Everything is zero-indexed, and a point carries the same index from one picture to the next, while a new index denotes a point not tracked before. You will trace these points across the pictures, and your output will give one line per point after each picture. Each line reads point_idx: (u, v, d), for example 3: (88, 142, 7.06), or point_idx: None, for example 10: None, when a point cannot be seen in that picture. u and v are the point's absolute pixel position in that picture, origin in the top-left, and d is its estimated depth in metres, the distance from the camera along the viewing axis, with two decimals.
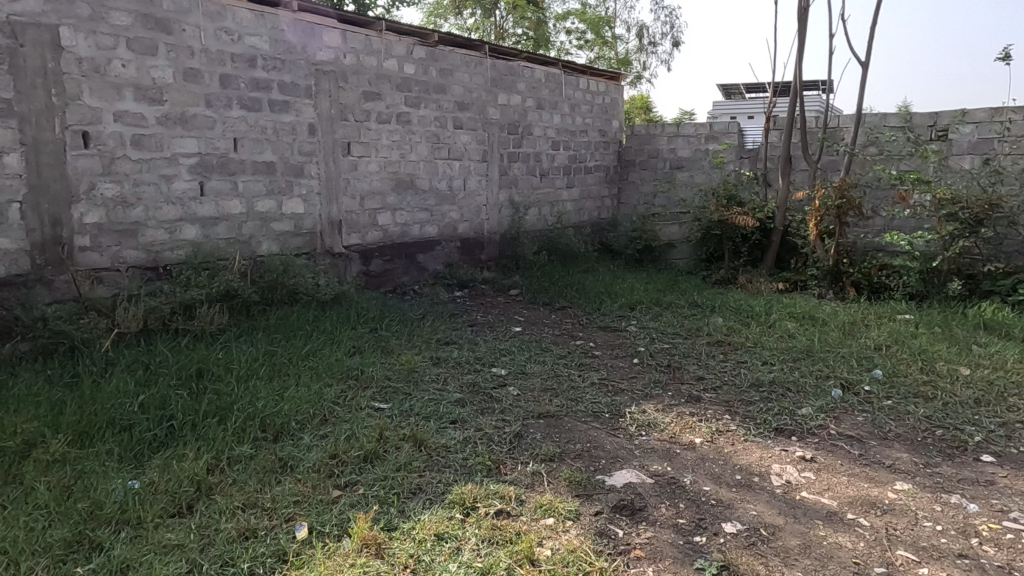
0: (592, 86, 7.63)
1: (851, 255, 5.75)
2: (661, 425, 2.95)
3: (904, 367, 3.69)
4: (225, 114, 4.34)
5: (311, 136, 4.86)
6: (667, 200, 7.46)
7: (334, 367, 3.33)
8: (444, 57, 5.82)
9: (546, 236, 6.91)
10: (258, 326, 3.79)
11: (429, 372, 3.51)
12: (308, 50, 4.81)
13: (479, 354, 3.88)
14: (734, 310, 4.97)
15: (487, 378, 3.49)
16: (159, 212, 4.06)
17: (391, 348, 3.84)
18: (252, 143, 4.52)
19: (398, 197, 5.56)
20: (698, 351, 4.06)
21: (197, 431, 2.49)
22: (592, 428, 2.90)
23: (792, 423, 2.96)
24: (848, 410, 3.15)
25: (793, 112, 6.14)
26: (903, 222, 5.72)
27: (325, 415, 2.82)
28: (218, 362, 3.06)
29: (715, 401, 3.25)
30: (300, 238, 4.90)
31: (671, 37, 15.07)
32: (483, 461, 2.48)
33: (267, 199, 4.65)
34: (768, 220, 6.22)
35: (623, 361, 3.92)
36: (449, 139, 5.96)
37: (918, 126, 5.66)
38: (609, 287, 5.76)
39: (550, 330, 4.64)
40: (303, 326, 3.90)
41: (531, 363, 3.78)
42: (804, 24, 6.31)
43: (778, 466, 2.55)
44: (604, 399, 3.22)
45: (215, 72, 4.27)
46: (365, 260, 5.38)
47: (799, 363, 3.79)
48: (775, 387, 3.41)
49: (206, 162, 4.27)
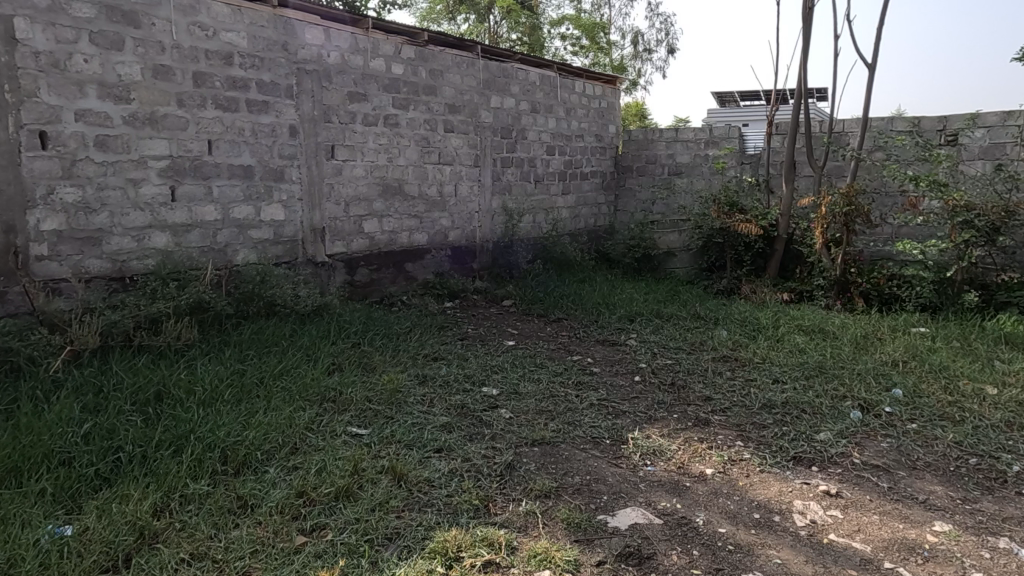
0: (589, 90, 7.39)
1: (859, 264, 5.51)
2: (668, 453, 2.68)
3: (926, 385, 3.43)
4: (198, 114, 4.07)
5: (292, 138, 4.60)
6: (665, 207, 7.22)
7: (311, 387, 3.06)
8: (434, 57, 5.57)
9: (541, 244, 6.65)
10: (230, 342, 3.52)
11: (414, 392, 3.23)
12: (290, 47, 4.54)
13: (469, 372, 3.61)
14: (739, 322, 4.71)
15: (477, 399, 3.21)
16: (125, 218, 3.78)
17: (374, 365, 3.56)
18: (228, 146, 4.25)
19: (385, 203, 5.30)
20: (703, 367, 3.79)
21: (147, 465, 2.21)
22: (593, 457, 2.63)
23: (811, 450, 2.69)
24: (870, 435, 2.89)
25: (797, 115, 5.91)
26: (913, 229, 5.47)
27: (297, 445, 2.54)
28: (180, 383, 2.77)
29: (725, 425, 2.99)
30: (281, 246, 4.63)
31: (666, 44, 14.90)
32: (471, 499, 2.20)
33: (244, 205, 4.38)
34: (771, 227, 5.91)
35: (623, 379, 3.65)
36: (439, 143, 5.70)
37: (927, 131, 5.44)
38: (607, 297, 5.50)
39: (546, 344, 4.37)
40: (278, 341, 3.62)
41: (525, 382, 3.51)
42: (808, 26, 6.09)
43: (800, 503, 2.28)
44: (604, 423, 2.95)
45: (188, 70, 4.00)
46: (350, 269, 5.11)
47: (813, 382, 3.53)
48: (789, 409, 3.15)
49: (178, 165, 3.99)
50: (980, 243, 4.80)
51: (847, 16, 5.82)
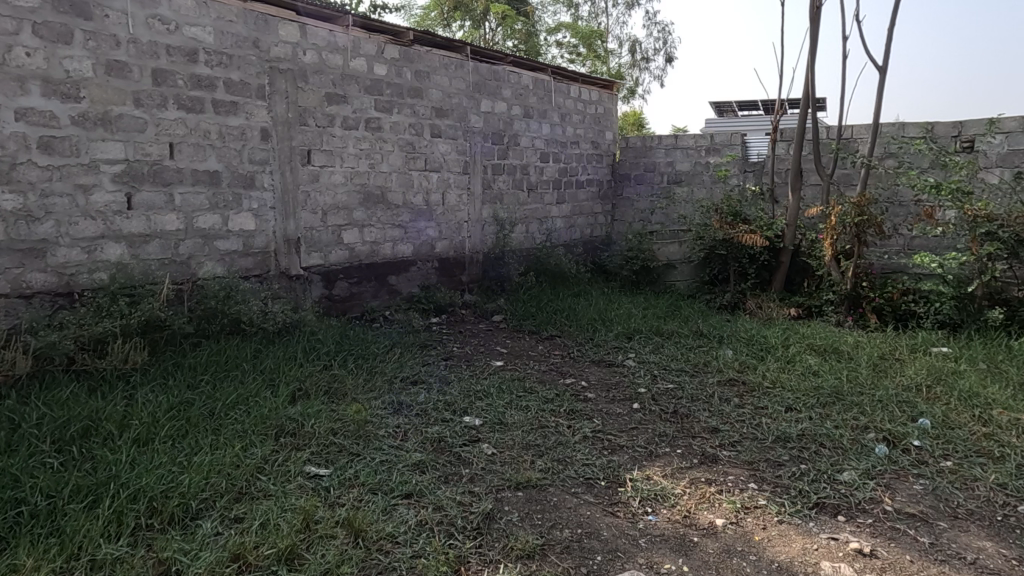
0: (585, 95, 7.09)
1: (871, 278, 5.19)
2: (672, 498, 2.33)
3: (956, 415, 3.08)
4: (158, 115, 3.74)
5: (263, 142, 4.28)
6: (664, 217, 6.90)
7: (267, 419, 2.72)
8: (420, 58, 5.26)
9: (534, 255, 6.32)
10: (184, 365, 3.18)
11: (386, 424, 2.89)
12: (261, 44, 4.23)
13: (450, 399, 3.26)
14: (745, 341, 4.37)
15: (457, 431, 2.86)
16: (74, 228, 3.45)
17: (344, 392, 3.22)
18: (192, 149, 3.91)
19: (367, 212, 4.96)
20: (708, 393, 3.45)
21: (54, 522, 1.86)
22: (586, 504, 2.28)
23: (835, 495, 2.35)
24: (901, 476, 2.54)
25: (803, 121, 5.61)
26: (928, 241, 5.15)
27: (242, 491, 2.20)
28: (112, 417, 2.43)
29: (736, 462, 2.65)
30: (251, 258, 4.29)
31: (664, 53, 14.65)
32: (439, 563, 1.85)
33: (210, 214, 4.04)
34: (777, 239, 5.57)
35: (621, 406, 3.31)
36: (425, 148, 5.37)
37: (941, 137, 5.17)
38: (603, 313, 5.16)
39: (536, 365, 4.03)
40: (238, 365, 3.28)
41: (511, 410, 3.16)
42: (815, 27, 5.79)
43: (828, 565, 1.93)
44: (598, 461, 2.61)
45: (146, 66, 3.67)
46: (328, 283, 4.77)
47: (830, 411, 3.19)
48: (806, 443, 2.81)
49: (134, 170, 3.66)
50: (1003, 257, 4.48)
51: (856, 16, 5.53)
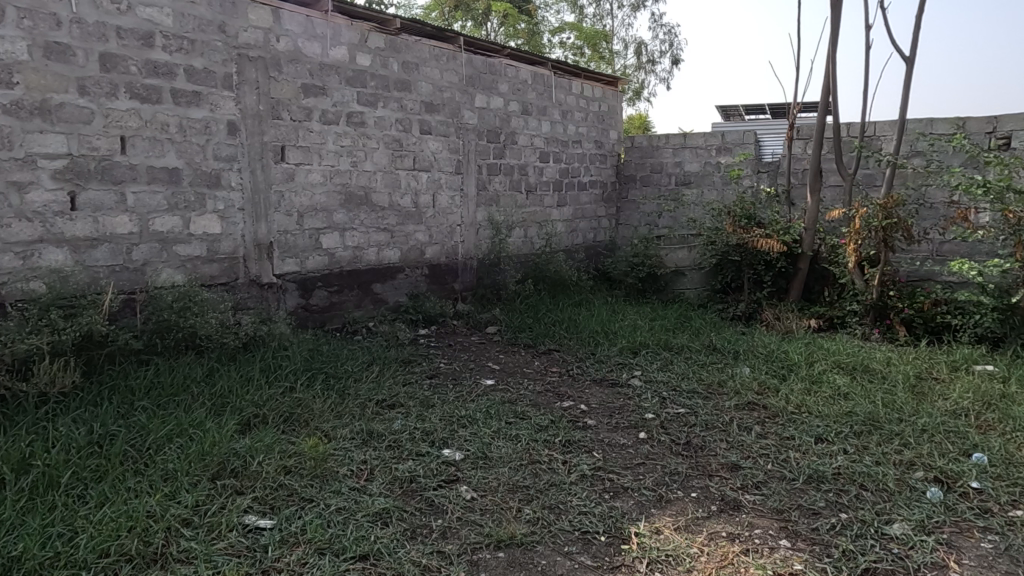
0: (587, 91, 6.67)
1: (899, 286, 4.75)
2: (687, 561, 1.91)
3: (1018, 449, 2.65)
4: (107, 105, 3.34)
5: (231, 137, 3.87)
6: (672, 221, 6.46)
7: (207, 456, 2.31)
8: (409, 48, 4.86)
9: (532, 261, 5.90)
10: (122, 389, 2.77)
11: (349, 460, 2.47)
12: (228, 29, 3.82)
13: (428, 427, 2.84)
14: (763, 358, 3.93)
15: (433, 468, 2.45)
16: (6, 231, 3.05)
17: (307, 420, 2.81)
18: (147, 144, 3.51)
19: (348, 215, 4.56)
20: (725, 420, 3.01)
21: None
22: (581, 571, 1.86)
23: (889, 559, 1.92)
24: (965, 530, 2.11)
25: (824, 116, 5.18)
26: (962, 246, 4.72)
27: (158, 553, 1.79)
28: (8, 459, 2.03)
29: (762, 510, 2.22)
30: (216, 264, 3.88)
31: (671, 54, 14.23)
32: None
33: (168, 216, 3.64)
34: (795, 244, 5.13)
35: (626, 436, 2.88)
36: (414, 146, 4.97)
37: (974, 134, 4.75)
38: (606, 324, 4.73)
39: (531, 384, 3.61)
40: (187, 388, 2.87)
41: (498, 441, 2.74)
42: (836, 16, 5.36)
43: None
44: (597, 509, 2.18)
45: (93, 50, 3.27)
46: (305, 292, 4.36)
47: (867, 443, 2.76)
48: (844, 486, 2.39)
49: (78, 166, 3.26)
50: None
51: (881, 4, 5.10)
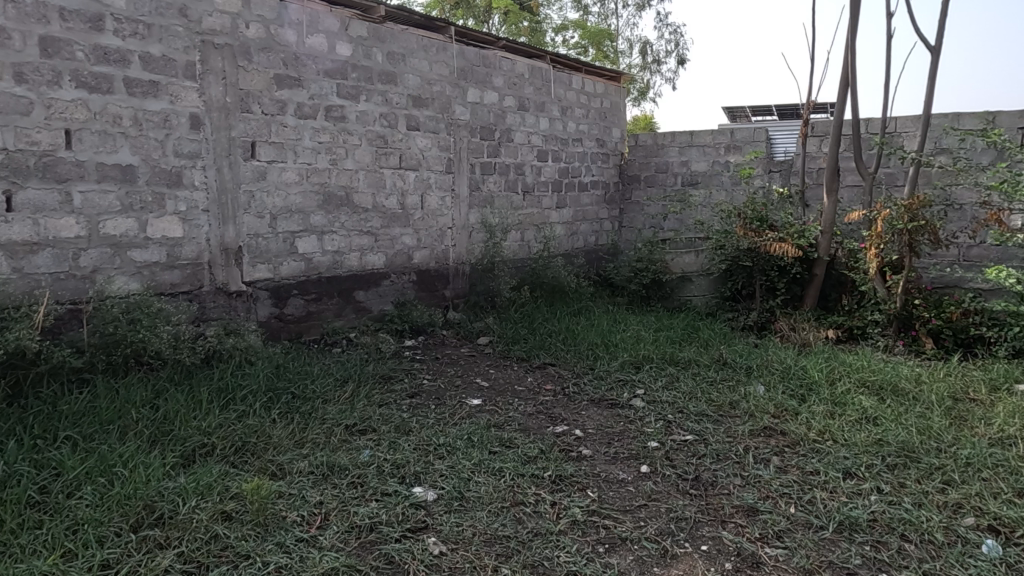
0: (588, 86, 6.32)
1: (925, 293, 4.37)
2: None
3: None
4: (50, 93, 3.01)
5: (194, 131, 3.52)
6: (678, 223, 6.10)
7: (130, 500, 1.97)
8: (394, 38, 4.51)
9: (528, 266, 5.53)
10: (49, 417, 2.44)
11: (301, 502, 2.12)
12: (190, 13, 3.48)
13: (398, 459, 2.47)
14: (780, 375, 3.56)
15: (397, 513, 2.08)
16: None
17: (260, 452, 2.45)
18: (97, 138, 3.17)
19: (327, 217, 4.21)
20: (740, 450, 2.65)
21: None
22: None
23: None
24: None
25: (842, 111, 4.80)
26: (993, 250, 4.34)
27: None
28: None
29: (786, 570, 1.86)
30: (177, 271, 3.54)
31: (677, 54, 13.85)
32: None
33: (122, 218, 3.30)
34: (810, 248, 4.75)
35: (626, 469, 2.52)
36: (400, 143, 4.62)
37: (1006, 129, 4.37)
38: (606, 335, 4.37)
39: (521, 405, 3.24)
40: (125, 411, 2.53)
41: (478, 476, 2.37)
42: (855, 3, 4.99)
43: None
44: (590, 569, 1.82)
45: (32, 33, 2.94)
46: (279, 301, 4.01)
47: (904, 479, 2.38)
48: (884, 537, 2.02)
49: (16, 162, 2.93)
50: None
51: None
